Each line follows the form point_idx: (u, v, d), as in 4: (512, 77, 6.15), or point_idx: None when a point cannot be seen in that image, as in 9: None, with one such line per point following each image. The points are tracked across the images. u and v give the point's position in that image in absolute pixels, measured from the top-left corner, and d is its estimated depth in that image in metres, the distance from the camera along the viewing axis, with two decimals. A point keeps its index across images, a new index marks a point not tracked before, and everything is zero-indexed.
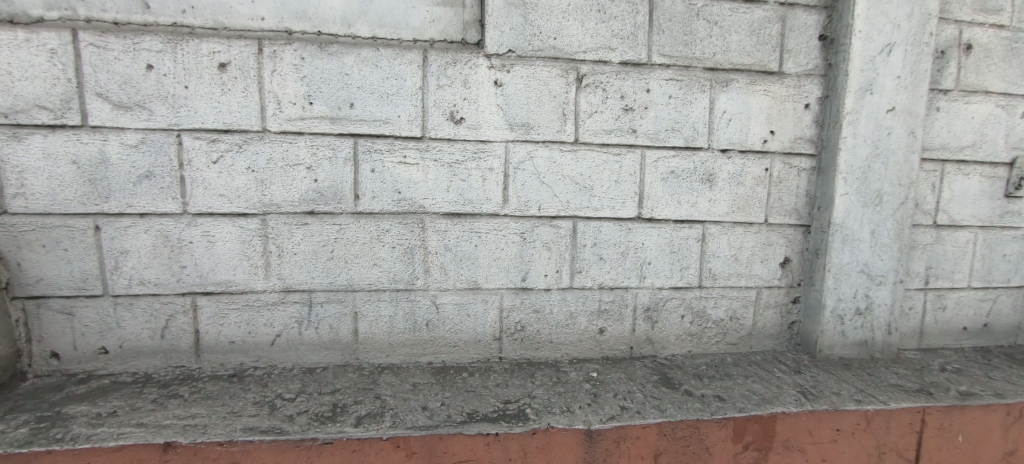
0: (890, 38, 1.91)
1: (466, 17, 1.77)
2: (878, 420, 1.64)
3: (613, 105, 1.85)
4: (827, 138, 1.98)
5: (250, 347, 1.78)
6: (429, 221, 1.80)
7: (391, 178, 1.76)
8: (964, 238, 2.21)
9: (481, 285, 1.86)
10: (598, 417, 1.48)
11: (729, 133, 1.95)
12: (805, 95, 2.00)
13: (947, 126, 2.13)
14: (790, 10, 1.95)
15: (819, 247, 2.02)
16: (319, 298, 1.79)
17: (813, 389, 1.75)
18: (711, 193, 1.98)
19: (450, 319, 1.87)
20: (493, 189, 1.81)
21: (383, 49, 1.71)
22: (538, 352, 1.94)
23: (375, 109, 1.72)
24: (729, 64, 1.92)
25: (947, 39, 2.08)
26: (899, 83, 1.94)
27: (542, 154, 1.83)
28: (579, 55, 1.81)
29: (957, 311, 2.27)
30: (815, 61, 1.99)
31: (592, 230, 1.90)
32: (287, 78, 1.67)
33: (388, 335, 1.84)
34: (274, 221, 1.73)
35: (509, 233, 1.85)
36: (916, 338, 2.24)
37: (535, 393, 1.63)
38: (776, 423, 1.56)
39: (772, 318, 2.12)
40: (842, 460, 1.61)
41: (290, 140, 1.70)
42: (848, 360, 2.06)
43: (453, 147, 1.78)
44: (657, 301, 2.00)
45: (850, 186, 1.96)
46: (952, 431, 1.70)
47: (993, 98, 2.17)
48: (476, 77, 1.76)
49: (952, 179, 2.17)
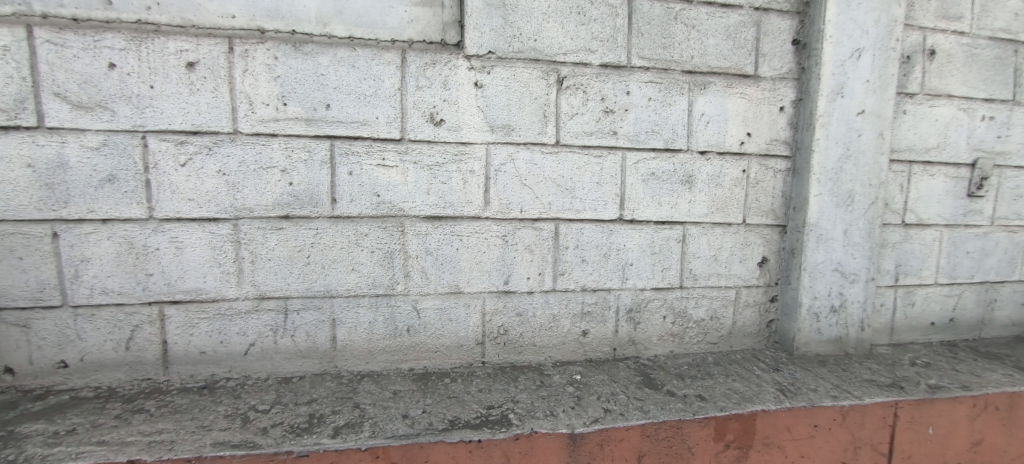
0: (859, 43, 1.97)
1: (445, 18, 1.75)
2: (854, 416, 1.67)
3: (593, 107, 1.85)
4: (801, 140, 2.03)
5: (222, 357, 1.71)
6: (409, 224, 1.77)
7: (369, 181, 1.72)
8: (930, 236, 2.30)
9: (463, 288, 1.84)
10: (582, 421, 1.47)
11: (708, 136, 1.98)
12: (780, 98, 2.04)
13: (914, 128, 2.21)
14: (764, 15, 1.99)
15: (794, 247, 2.06)
16: (295, 305, 1.73)
17: (791, 386, 1.78)
18: (691, 194, 2.00)
19: (432, 324, 1.83)
20: (474, 192, 1.79)
21: (360, 49, 1.68)
22: (521, 355, 1.92)
23: (352, 110, 1.68)
24: (706, 67, 1.95)
25: (912, 44, 2.16)
26: (868, 87, 2.01)
27: (523, 156, 1.82)
28: (560, 56, 1.81)
29: (925, 307, 2.36)
30: (789, 65, 2.04)
31: (574, 232, 1.90)
32: (260, 77, 1.62)
33: (368, 342, 1.79)
34: (247, 226, 1.66)
35: (491, 236, 1.83)
36: (887, 333, 2.31)
37: (518, 397, 1.61)
38: (756, 421, 1.58)
39: (751, 317, 2.16)
40: (819, 455, 1.64)
41: (263, 142, 1.64)
42: (824, 356, 2.10)
43: (433, 149, 1.75)
44: (640, 302, 2.01)
45: (823, 186, 2.01)
46: (922, 423, 1.75)
47: (955, 102, 2.26)
48: (456, 78, 1.74)
49: (919, 180, 2.25)
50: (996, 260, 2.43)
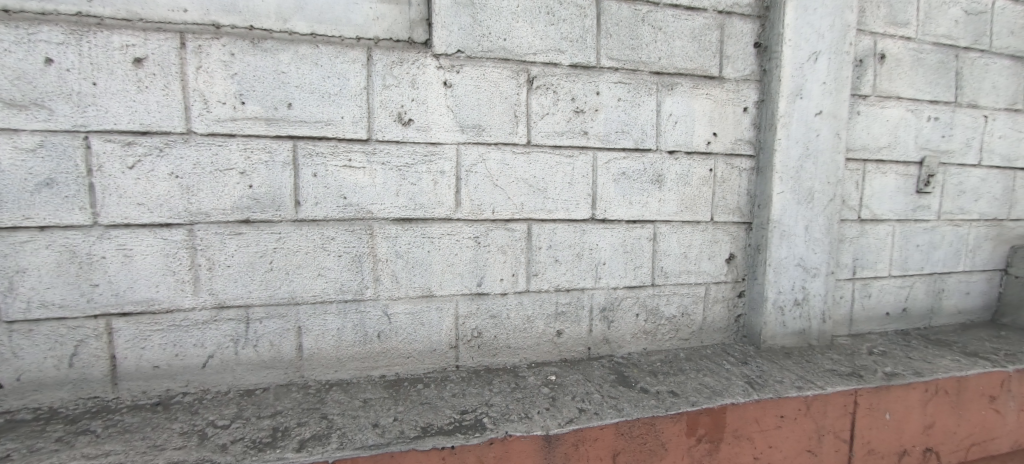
0: (815, 47, 2.06)
1: (412, 16, 1.71)
2: (817, 405, 1.73)
3: (564, 107, 1.85)
4: (764, 140, 2.09)
5: (178, 370, 1.61)
6: (378, 226, 1.72)
7: (335, 182, 1.66)
8: (884, 231, 2.42)
9: (435, 291, 1.80)
10: (557, 422, 1.46)
11: (676, 136, 2.02)
12: (743, 99, 2.10)
13: (867, 128, 2.32)
14: (727, 18, 2.05)
15: (759, 243, 2.13)
16: (257, 313, 1.66)
17: (758, 378, 1.83)
18: (661, 193, 2.03)
19: (403, 329, 1.79)
20: (445, 193, 1.76)
21: (324, 47, 1.62)
22: (495, 358, 1.90)
23: (316, 110, 1.62)
24: (673, 68, 1.99)
25: (864, 48, 2.26)
26: (825, 89, 2.09)
27: (494, 156, 1.80)
28: (529, 56, 1.80)
29: (881, 298, 2.47)
30: (751, 67, 2.10)
31: (547, 232, 1.89)
32: (215, 75, 1.54)
33: (336, 350, 1.73)
34: (203, 231, 1.58)
35: (462, 238, 1.80)
36: (847, 324, 2.41)
37: (493, 401, 1.59)
38: (726, 414, 1.61)
39: (720, 313, 2.21)
40: (786, 445, 1.69)
41: (220, 142, 1.56)
42: (789, 349, 2.18)
43: (402, 150, 1.71)
44: (613, 301, 2.02)
45: (785, 184, 2.08)
46: (880, 410, 1.83)
47: (903, 103, 2.39)
48: (424, 77, 1.70)
49: (873, 177, 2.36)
50: (943, 252, 2.58)
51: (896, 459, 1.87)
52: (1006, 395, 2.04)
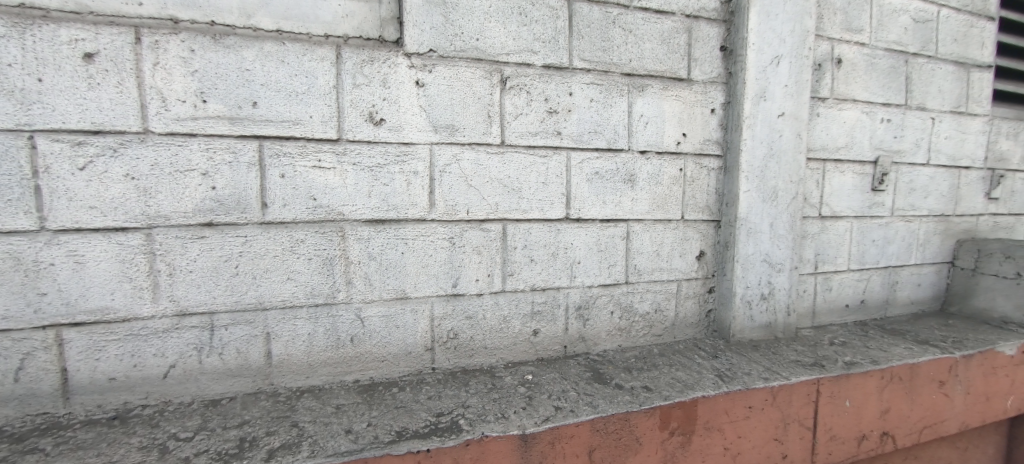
0: (777, 51, 2.14)
1: (383, 14, 1.69)
2: (783, 395, 1.80)
3: (537, 107, 1.86)
4: (730, 140, 2.17)
5: (136, 382, 1.53)
6: (350, 228, 1.68)
7: (304, 183, 1.62)
8: (843, 227, 2.54)
9: (410, 293, 1.78)
10: (533, 421, 1.47)
11: (647, 136, 2.06)
12: (711, 101, 2.17)
13: (826, 129, 2.43)
14: (695, 22, 2.11)
15: (728, 240, 2.20)
16: (223, 320, 1.59)
17: (728, 371, 1.89)
18: (633, 192, 2.07)
19: (377, 333, 1.75)
20: (418, 193, 1.74)
21: (290, 44, 1.58)
22: (472, 359, 1.89)
23: (283, 108, 1.58)
24: (644, 70, 2.03)
25: (822, 53, 2.37)
26: (787, 91, 2.18)
27: (468, 157, 1.79)
28: (502, 57, 1.80)
29: (841, 291, 2.60)
30: (717, 69, 2.17)
31: (522, 232, 1.90)
32: (174, 71, 1.47)
33: (308, 356, 1.69)
34: (163, 235, 1.51)
35: (437, 239, 1.79)
36: (810, 316, 2.52)
37: (469, 402, 1.59)
38: (697, 407, 1.65)
39: (691, 308, 2.27)
40: (753, 435, 1.75)
41: (180, 142, 1.49)
42: (757, 341, 2.26)
43: (373, 150, 1.68)
44: (588, 299, 2.05)
45: (751, 183, 2.16)
46: (841, 397, 1.92)
47: (859, 106, 2.51)
48: (396, 76, 1.68)
49: (832, 176, 2.47)
50: (896, 246, 2.73)
51: (856, 444, 1.97)
52: (954, 379, 2.18)
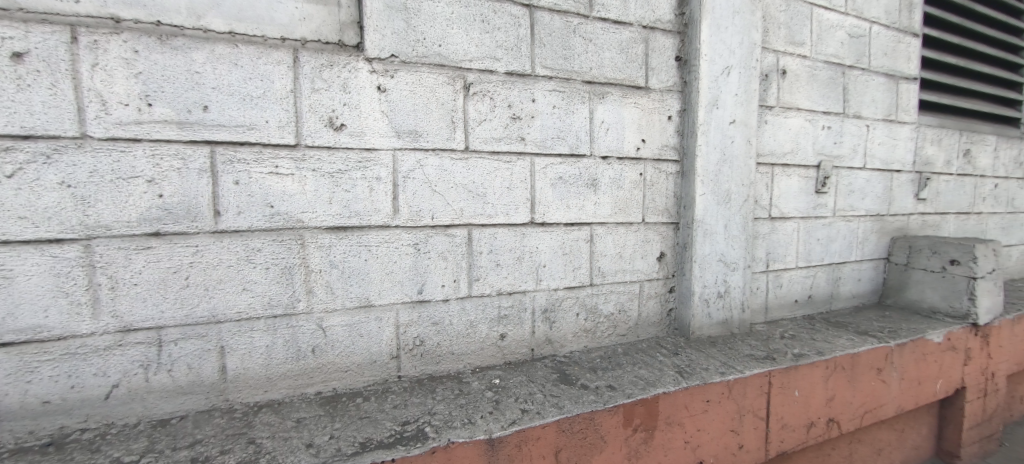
0: (727, 62, 2.27)
1: (342, 18, 1.66)
2: (738, 388, 1.90)
3: (501, 113, 1.89)
4: (686, 146, 2.27)
5: (73, 405, 1.42)
6: (310, 236, 1.64)
7: (260, 190, 1.56)
8: (791, 227, 2.71)
9: (374, 301, 1.75)
10: (500, 424, 1.48)
11: (608, 142, 2.13)
12: (668, 108, 2.27)
13: (774, 135, 2.59)
14: (651, 33, 2.20)
15: (686, 242, 2.29)
16: (172, 334, 1.51)
17: (687, 367, 1.97)
18: (596, 196, 2.13)
19: (340, 343, 1.71)
20: (382, 199, 1.72)
21: (244, 46, 1.53)
22: (439, 365, 1.88)
23: (236, 113, 1.52)
24: (604, 78, 2.10)
25: (769, 64, 2.53)
26: (737, 99, 2.31)
27: (432, 162, 1.79)
28: (465, 63, 1.81)
29: (790, 288, 2.76)
30: (673, 78, 2.27)
31: (487, 237, 1.91)
32: (115, 73, 1.40)
33: (266, 369, 1.63)
34: (103, 247, 1.41)
35: (401, 245, 1.77)
36: (763, 312, 2.66)
37: (436, 409, 1.58)
38: (658, 403, 1.71)
39: (653, 308, 2.35)
40: (711, 427, 1.84)
41: (122, 148, 1.41)
42: (714, 338, 2.36)
43: (334, 156, 1.64)
44: (554, 301, 2.08)
45: (706, 187, 2.26)
46: (790, 387, 2.04)
47: (803, 114, 2.69)
48: (356, 81, 1.66)
49: (780, 179, 2.63)
50: (839, 244, 2.93)
51: (805, 431, 2.10)
52: (890, 366, 2.36)
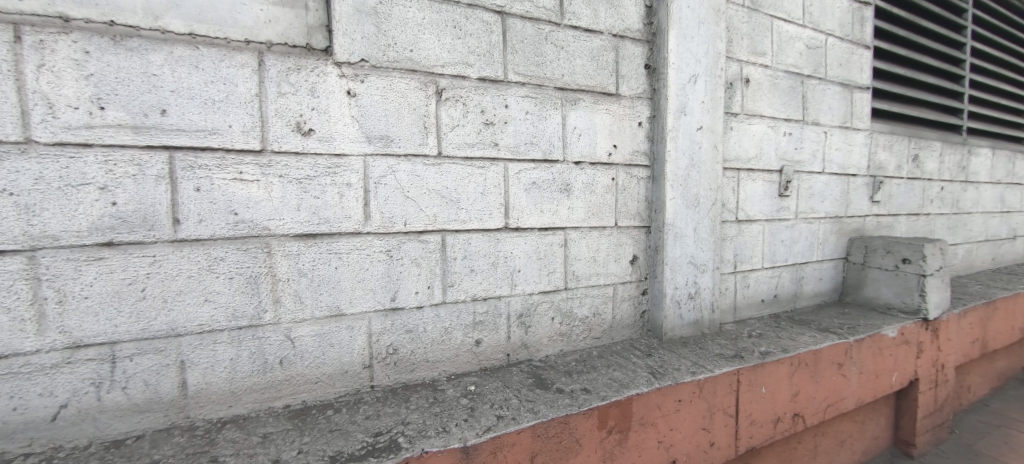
0: (693, 70, 2.35)
1: (310, 21, 1.63)
2: (708, 386, 1.95)
3: (473, 119, 1.89)
4: (656, 151, 2.33)
5: (16, 428, 1.33)
6: (277, 244, 1.59)
7: (223, 197, 1.51)
8: (756, 229, 2.81)
9: (345, 310, 1.71)
10: (474, 432, 1.47)
11: (580, 148, 2.16)
12: (638, 115, 2.32)
13: (739, 141, 2.69)
14: (621, 41, 2.26)
15: (657, 245, 2.35)
16: (126, 350, 1.43)
17: (660, 368, 2.01)
18: (569, 201, 2.15)
19: (309, 353, 1.66)
20: (352, 205, 1.69)
21: (206, 49, 1.47)
22: (413, 373, 1.85)
23: (197, 117, 1.47)
24: (576, 85, 2.13)
25: (733, 73, 2.63)
26: (704, 107, 2.39)
27: (405, 168, 1.77)
28: (437, 68, 1.81)
29: (756, 288, 2.86)
30: (643, 86, 2.33)
31: (461, 243, 1.90)
32: (64, 75, 1.32)
33: (230, 383, 1.56)
34: (49, 258, 1.33)
35: (373, 251, 1.74)
36: (732, 312, 2.75)
37: (410, 418, 1.55)
38: (632, 404, 1.74)
39: (627, 310, 2.39)
40: (683, 426, 1.88)
41: (71, 153, 1.33)
42: (686, 338, 2.42)
43: (302, 161, 1.60)
44: (529, 306, 2.09)
45: (676, 191, 2.33)
46: (758, 384, 2.11)
47: (765, 121, 2.81)
48: (325, 85, 1.63)
49: (745, 183, 2.73)
50: (801, 245, 3.06)
51: (772, 426, 2.17)
52: (849, 361, 2.48)
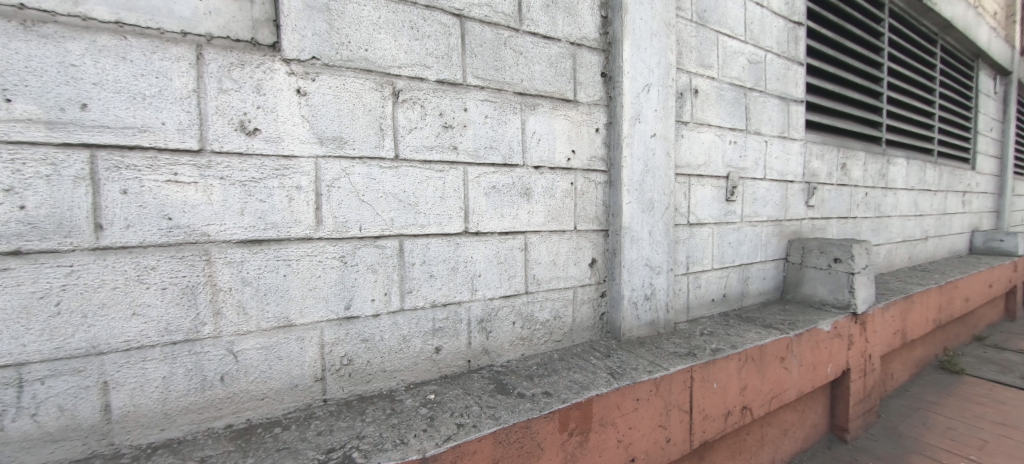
0: (646, 80, 2.44)
1: (256, 15, 1.55)
2: (665, 384, 2.01)
3: (431, 121, 1.86)
4: (613, 157, 2.40)
5: None
6: (218, 251, 1.48)
7: (155, 200, 1.39)
8: (706, 232, 2.95)
9: (295, 320, 1.61)
10: (434, 442, 1.43)
11: (540, 153, 2.18)
12: (595, 122, 2.38)
13: (689, 148, 2.82)
14: (578, 49, 2.31)
15: (615, 248, 2.41)
16: (36, 372, 1.27)
17: (618, 368, 2.05)
18: (529, 205, 2.16)
19: (255, 368, 1.55)
20: (303, 210, 1.60)
21: (135, 39, 1.36)
22: (369, 384, 1.77)
23: (124, 113, 1.34)
24: (535, 90, 2.15)
25: (683, 84, 2.76)
26: (656, 115, 2.49)
27: (359, 171, 1.70)
28: (394, 69, 1.76)
29: (707, 288, 3.00)
30: (600, 93, 2.39)
31: (420, 248, 1.86)
32: None
33: (164, 404, 1.43)
34: None
35: (326, 258, 1.66)
36: (685, 312, 2.86)
37: (365, 431, 1.48)
38: (592, 405, 1.76)
39: (587, 312, 2.42)
40: (642, 423, 1.93)
41: None
42: (643, 338, 2.49)
43: (246, 163, 1.51)
44: (490, 311, 2.07)
45: (632, 195, 2.40)
46: (710, 380, 2.20)
47: (713, 129, 2.96)
48: (273, 83, 1.54)
49: (696, 189, 2.87)
50: (747, 247, 3.25)
51: (724, 420, 2.28)
52: (791, 355, 2.65)
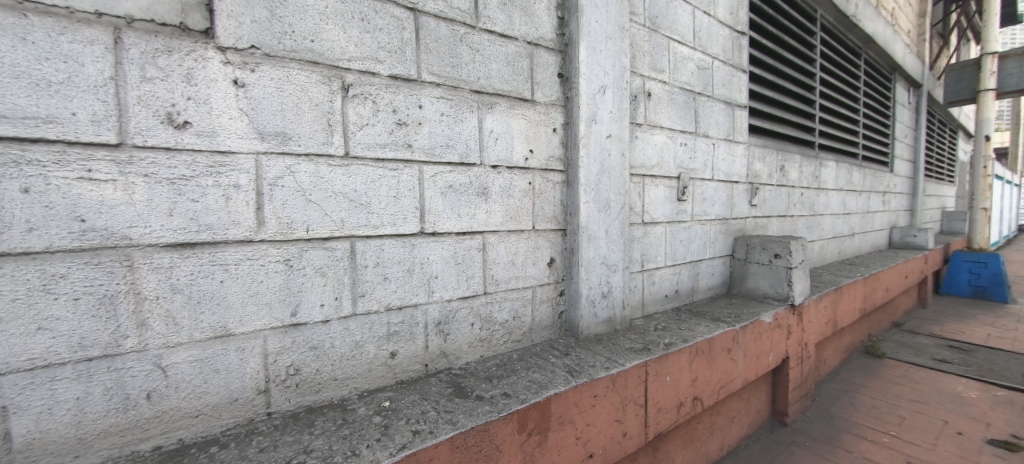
0: (602, 82, 2.49)
1: None
2: (620, 380, 2.05)
3: (384, 118, 1.79)
4: (570, 156, 2.42)
5: None
6: (141, 256, 1.34)
7: (64, 199, 1.24)
8: (659, 230, 3.05)
9: (233, 329, 1.49)
10: (389, 451, 1.37)
11: (498, 152, 2.16)
12: (553, 121, 2.39)
13: (643, 150, 2.90)
14: (535, 49, 2.31)
15: (573, 247, 2.43)
16: None
17: (576, 366, 2.07)
18: (487, 204, 2.14)
19: (188, 383, 1.43)
20: (242, 210, 1.49)
21: (38, 18, 1.20)
22: (319, 394, 1.68)
23: (24, 101, 1.19)
24: (491, 89, 2.13)
25: (637, 86, 2.84)
26: (611, 116, 2.54)
27: (306, 168, 1.60)
28: (344, 62, 1.68)
29: (660, 284, 3.11)
30: (557, 93, 2.41)
31: (373, 250, 1.78)
32: None
33: (78, 428, 1.28)
34: None
35: (269, 261, 1.55)
36: (640, 308, 2.95)
37: (314, 445, 1.41)
38: (550, 405, 1.76)
39: (546, 312, 2.43)
40: (599, 419, 1.96)
41: None
42: (600, 335, 2.53)
43: (174, 159, 1.37)
44: (447, 313, 2.02)
45: (588, 195, 2.43)
46: (663, 373, 2.28)
47: (665, 131, 3.07)
48: (206, 73, 1.42)
49: (649, 188, 2.96)
50: (696, 245, 3.40)
51: (676, 411, 2.37)
52: (737, 346, 2.79)
